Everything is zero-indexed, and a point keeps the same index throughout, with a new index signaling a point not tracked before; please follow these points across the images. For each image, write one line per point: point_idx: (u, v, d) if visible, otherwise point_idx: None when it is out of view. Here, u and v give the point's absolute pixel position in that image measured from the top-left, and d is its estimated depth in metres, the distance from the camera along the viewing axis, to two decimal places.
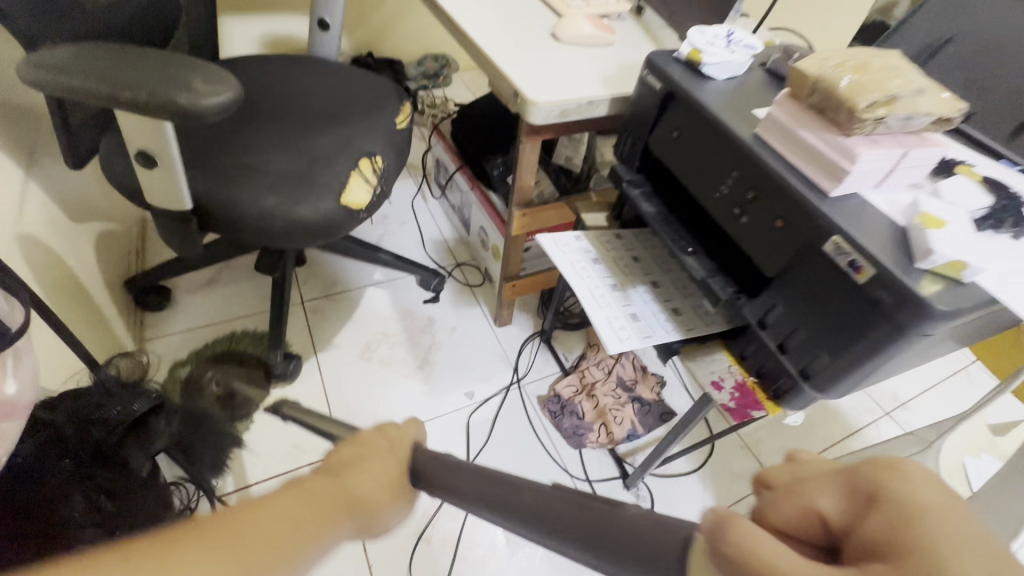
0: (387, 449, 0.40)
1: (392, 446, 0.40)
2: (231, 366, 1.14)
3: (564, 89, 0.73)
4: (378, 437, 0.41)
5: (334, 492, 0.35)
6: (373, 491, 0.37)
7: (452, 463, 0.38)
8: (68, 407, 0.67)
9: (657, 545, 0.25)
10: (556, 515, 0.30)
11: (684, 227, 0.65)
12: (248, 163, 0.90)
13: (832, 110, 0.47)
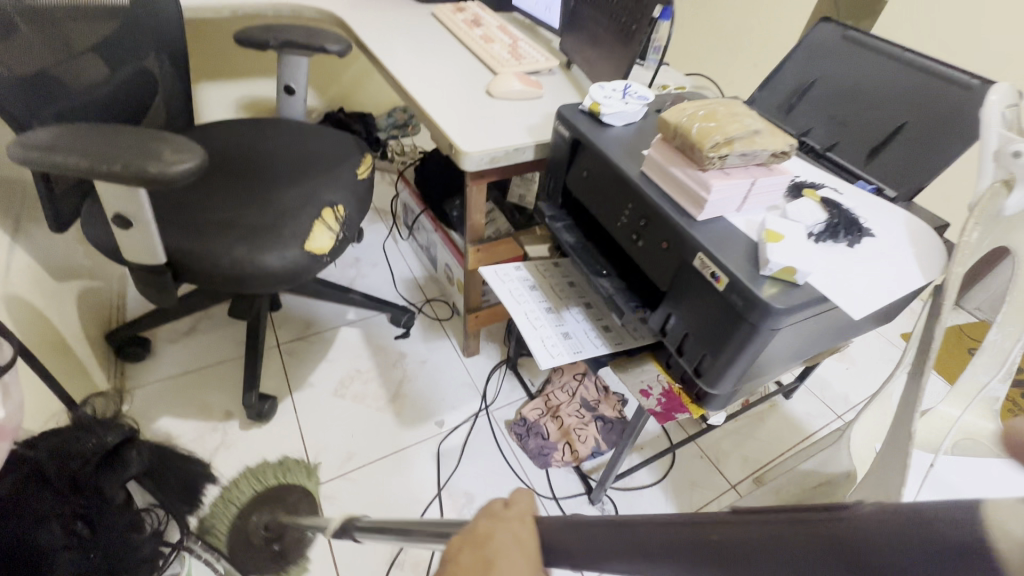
0: (510, 542, 0.33)
1: (511, 528, 0.34)
2: (274, 504, 1.08)
3: (493, 139, 0.84)
4: (502, 515, 0.36)
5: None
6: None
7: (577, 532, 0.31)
8: (51, 441, 0.75)
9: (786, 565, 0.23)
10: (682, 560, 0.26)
11: (600, 253, 0.74)
12: (220, 218, 0.99)
13: (690, 149, 0.56)
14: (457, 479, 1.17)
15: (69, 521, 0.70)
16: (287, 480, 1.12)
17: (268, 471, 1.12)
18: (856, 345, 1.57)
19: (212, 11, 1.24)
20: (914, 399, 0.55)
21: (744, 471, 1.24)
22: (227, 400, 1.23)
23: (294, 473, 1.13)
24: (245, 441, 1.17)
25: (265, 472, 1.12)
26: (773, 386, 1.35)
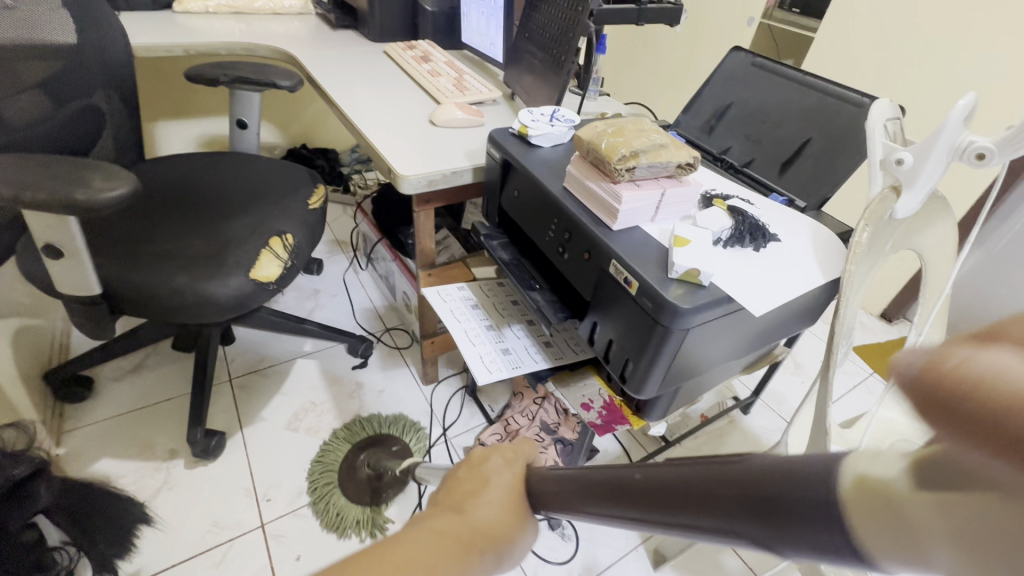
0: (503, 471, 0.36)
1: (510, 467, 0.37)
2: (380, 450, 1.21)
3: (431, 164, 0.86)
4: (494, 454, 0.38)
5: (467, 517, 0.33)
6: (491, 522, 0.34)
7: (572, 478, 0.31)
8: None
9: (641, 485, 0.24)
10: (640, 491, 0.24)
11: (534, 268, 0.76)
12: (161, 249, 0.98)
13: (602, 163, 0.60)
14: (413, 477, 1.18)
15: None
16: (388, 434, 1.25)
17: (375, 425, 1.26)
18: (810, 360, 1.61)
19: (165, 49, 1.27)
20: (824, 394, 0.57)
21: None
22: (171, 437, 1.18)
23: (392, 429, 1.26)
24: (190, 480, 1.12)
25: (368, 425, 1.27)
26: (731, 400, 1.37)
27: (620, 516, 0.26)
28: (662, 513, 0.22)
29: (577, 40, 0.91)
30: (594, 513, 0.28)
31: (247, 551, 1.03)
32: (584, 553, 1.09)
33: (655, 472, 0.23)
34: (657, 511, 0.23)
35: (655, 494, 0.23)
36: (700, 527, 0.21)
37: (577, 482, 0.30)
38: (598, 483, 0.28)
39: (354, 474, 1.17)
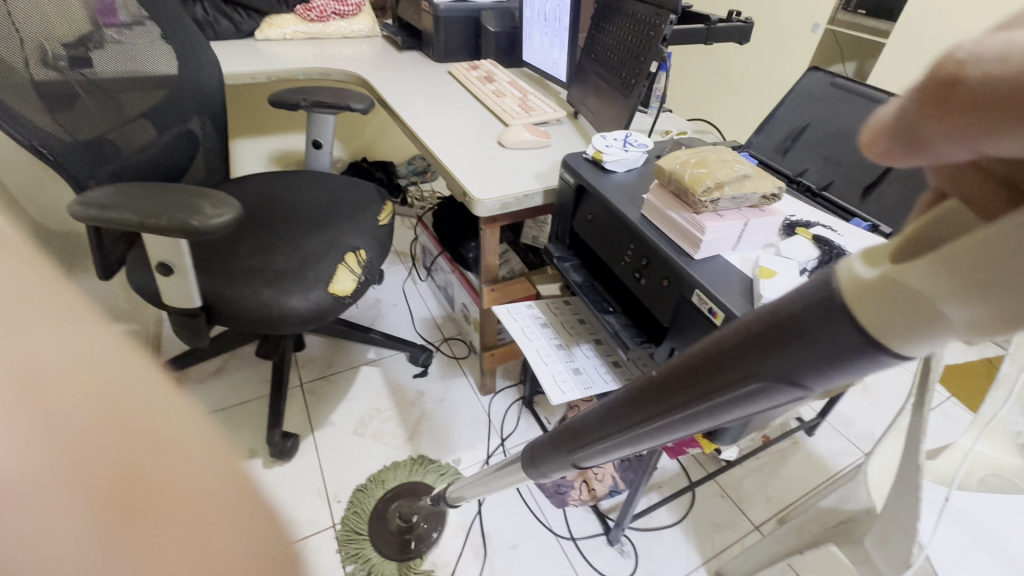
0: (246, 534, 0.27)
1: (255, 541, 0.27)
2: (410, 498, 1.16)
3: (504, 186, 0.90)
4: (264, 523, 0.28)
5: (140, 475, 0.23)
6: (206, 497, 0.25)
7: (602, 417, 0.34)
8: None
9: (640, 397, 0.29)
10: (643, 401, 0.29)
11: (606, 291, 0.78)
12: (250, 264, 1.06)
13: (685, 194, 0.61)
14: (448, 517, 1.15)
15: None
16: (415, 479, 1.21)
17: (402, 469, 1.23)
18: (880, 382, 1.53)
19: (250, 77, 1.37)
20: (918, 431, 0.56)
21: (768, 511, 1.21)
22: (251, 437, 1.27)
23: (421, 473, 1.22)
24: (268, 479, 1.19)
25: (398, 469, 1.23)
26: (793, 421, 1.34)
27: (634, 432, 0.31)
28: (722, 378, 0.23)
29: (648, 62, 0.92)
30: (657, 420, 0.28)
31: (322, 549, 1.09)
32: (643, 571, 1.09)
33: (700, 354, 0.24)
34: (680, 391, 0.26)
35: (677, 376, 0.26)
36: (774, 377, 0.21)
37: (603, 417, 0.33)
38: (653, 381, 0.28)
39: (385, 523, 1.12)
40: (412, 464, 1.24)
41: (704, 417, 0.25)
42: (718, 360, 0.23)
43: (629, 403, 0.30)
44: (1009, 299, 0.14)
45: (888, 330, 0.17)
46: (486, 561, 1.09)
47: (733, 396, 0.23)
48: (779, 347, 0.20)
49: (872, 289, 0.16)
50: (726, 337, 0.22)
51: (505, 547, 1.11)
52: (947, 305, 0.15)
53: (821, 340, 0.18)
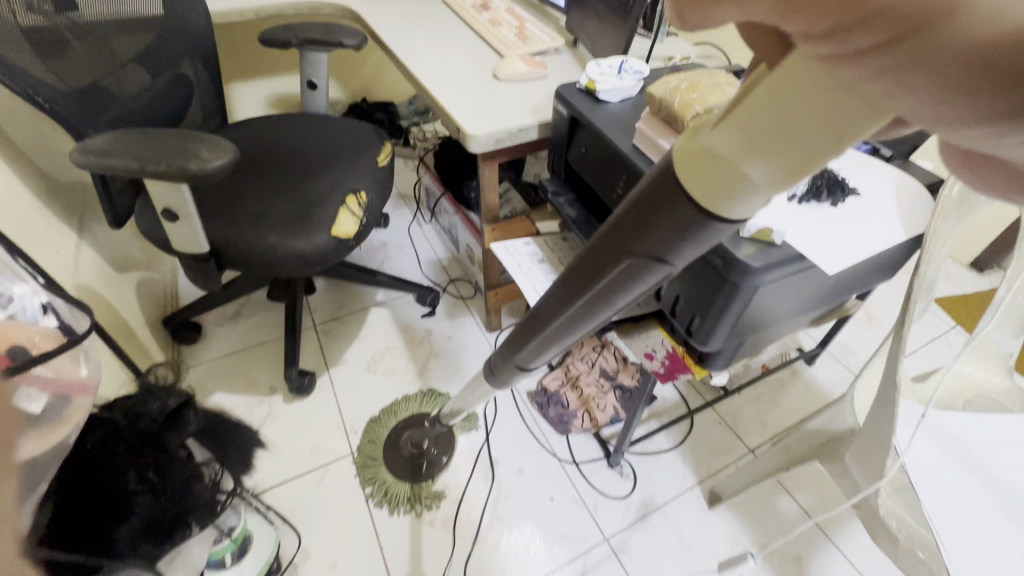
0: None
1: None
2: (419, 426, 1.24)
3: (498, 121, 0.88)
4: None
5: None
6: None
7: (543, 303, 0.42)
8: (124, 403, 0.86)
9: (571, 279, 0.37)
10: (573, 283, 0.37)
11: (600, 225, 0.78)
12: (254, 208, 1.08)
13: (675, 121, 0.60)
14: (458, 444, 1.23)
15: (143, 468, 0.78)
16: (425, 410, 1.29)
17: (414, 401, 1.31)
18: (885, 313, 1.54)
19: (238, 14, 1.32)
20: (896, 352, 0.58)
21: (763, 436, 1.26)
22: (270, 376, 1.34)
23: (431, 404, 1.31)
24: (289, 413, 1.28)
25: (411, 400, 1.31)
26: (793, 352, 1.36)
27: (567, 309, 0.40)
28: (624, 251, 0.31)
29: None
30: (584, 296, 0.37)
31: (342, 473, 1.18)
32: (641, 490, 1.17)
33: (609, 236, 0.32)
34: (597, 266, 0.34)
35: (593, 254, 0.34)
36: (656, 246, 0.30)
37: (545, 304, 0.42)
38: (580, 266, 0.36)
39: (397, 448, 1.21)
40: (421, 397, 1.33)
41: (615, 286, 0.35)
42: (624, 231, 0.31)
43: (563, 287, 0.38)
44: (781, 150, 0.22)
45: (711, 194, 0.25)
46: (495, 482, 1.17)
47: (634, 267, 0.32)
48: (655, 218, 0.29)
49: (702, 160, 0.25)
50: (624, 215, 0.30)
51: (511, 471, 1.19)
52: (748, 163, 0.23)
53: (678, 209, 0.27)
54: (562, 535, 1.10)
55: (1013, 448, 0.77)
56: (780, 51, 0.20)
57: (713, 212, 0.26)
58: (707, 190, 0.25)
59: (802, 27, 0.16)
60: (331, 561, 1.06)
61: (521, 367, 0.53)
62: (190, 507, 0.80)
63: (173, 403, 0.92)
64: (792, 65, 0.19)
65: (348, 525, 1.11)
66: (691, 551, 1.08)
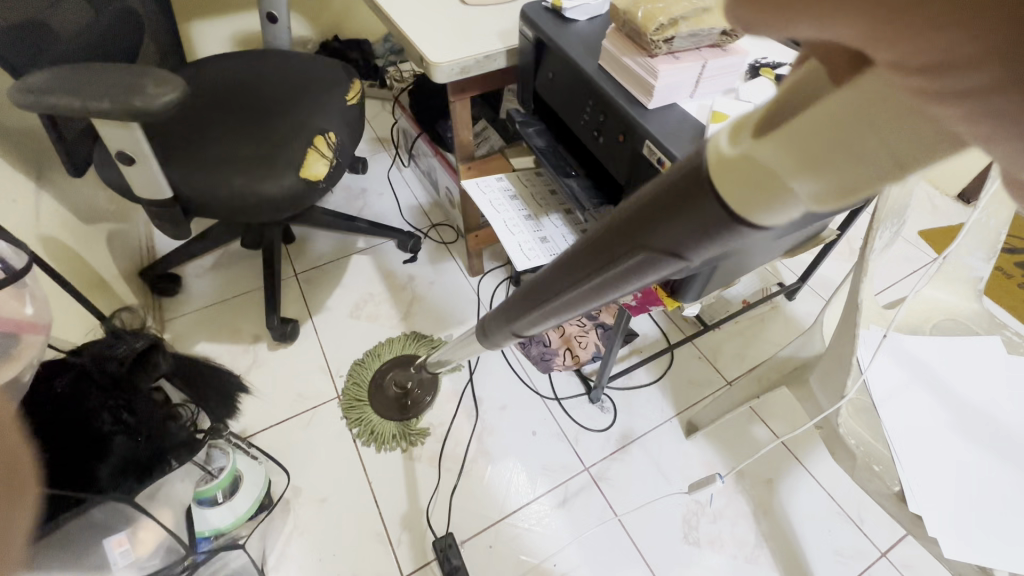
0: None
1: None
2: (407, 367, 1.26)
3: (464, 47, 0.83)
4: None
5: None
6: None
7: (541, 279, 0.37)
8: (91, 348, 0.86)
9: (572, 260, 0.32)
10: (575, 265, 0.32)
11: (570, 155, 0.75)
12: (217, 152, 1.04)
13: (639, 36, 0.56)
14: (442, 384, 1.26)
15: (118, 409, 0.82)
16: (409, 352, 1.30)
17: (397, 343, 1.32)
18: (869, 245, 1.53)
19: None
20: (861, 273, 0.58)
21: (741, 368, 1.29)
22: (253, 325, 1.35)
23: (415, 346, 1.31)
24: (274, 360, 1.29)
25: (393, 342, 1.32)
26: (775, 286, 1.37)
27: (564, 293, 0.34)
28: (627, 246, 0.26)
29: None
30: (585, 283, 0.31)
31: (330, 416, 1.21)
32: (621, 423, 1.20)
33: (618, 217, 0.26)
34: (602, 256, 0.28)
35: (596, 247, 0.28)
36: (665, 250, 0.24)
37: (542, 283, 0.37)
38: (583, 246, 0.30)
39: (382, 390, 1.23)
40: (407, 339, 1.33)
41: (619, 280, 0.29)
42: (628, 224, 0.25)
43: (565, 267, 0.33)
44: (840, 169, 0.17)
45: (743, 202, 0.19)
46: (479, 420, 1.20)
47: (642, 263, 0.26)
48: (669, 217, 0.22)
49: (734, 166, 0.19)
50: (634, 197, 0.25)
51: (495, 408, 1.22)
52: (792, 172, 0.18)
53: (698, 212, 0.21)
54: (545, 466, 1.14)
55: (975, 367, 0.78)
56: (848, 61, 0.15)
57: (740, 222, 0.20)
58: (737, 201, 0.19)
59: (897, 56, 0.13)
60: (321, 497, 1.10)
61: (518, 331, 0.50)
62: (164, 445, 0.85)
63: (141, 346, 0.92)
64: (865, 74, 0.15)
65: (337, 463, 1.14)
66: (668, 476, 1.12)
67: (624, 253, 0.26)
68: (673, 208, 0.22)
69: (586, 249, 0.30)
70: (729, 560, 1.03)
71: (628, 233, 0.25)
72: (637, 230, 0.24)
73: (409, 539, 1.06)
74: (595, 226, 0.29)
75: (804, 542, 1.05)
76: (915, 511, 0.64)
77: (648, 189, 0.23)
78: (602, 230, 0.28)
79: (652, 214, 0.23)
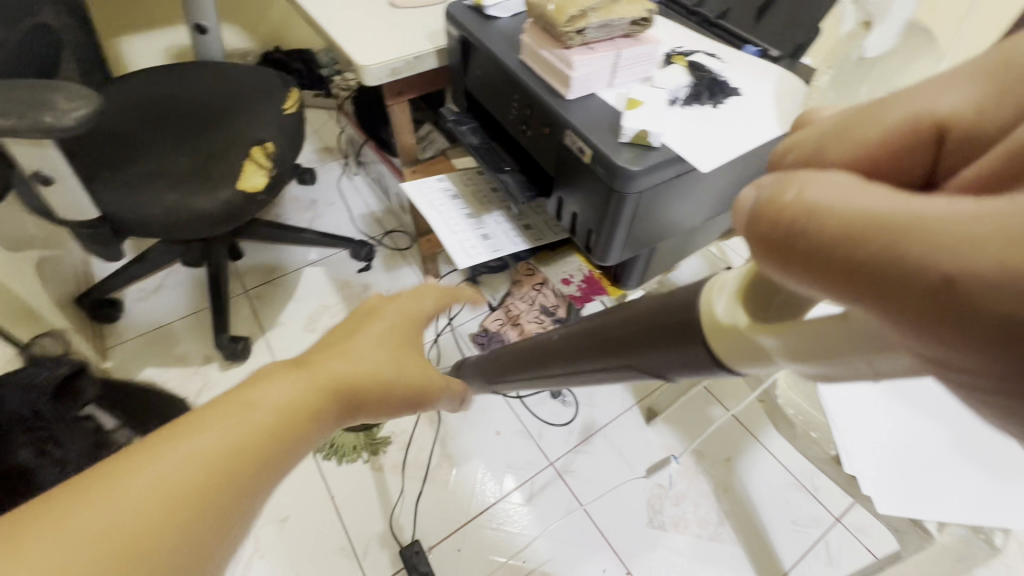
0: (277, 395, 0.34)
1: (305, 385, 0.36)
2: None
3: (393, 49, 0.83)
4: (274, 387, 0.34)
5: (323, 382, 0.36)
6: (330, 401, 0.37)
7: (566, 340, 0.47)
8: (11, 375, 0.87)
9: (593, 337, 0.42)
10: (597, 343, 0.41)
11: (503, 152, 0.76)
12: (148, 169, 1.01)
13: (551, 28, 0.57)
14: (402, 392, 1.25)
15: (40, 443, 0.78)
16: None
17: None
18: None
19: None
20: None
21: None
22: (202, 346, 1.30)
23: None
24: (226, 380, 1.25)
25: None
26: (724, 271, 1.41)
27: (585, 363, 0.44)
28: (641, 350, 0.36)
29: None
30: (598, 363, 0.42)
31: None
32: (583, 415, 1.21)
33: (635, 329, 0.36)
34: (618, 349, 0.39)
35: (609, 341, 0.40)
36: (665, 364, 0.34)
37: (566, 346, 0.47)
38: (600, 339, 0.41)
39: None
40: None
41: (628, 366, 0.40)
42: (653, 330, 0.34)
43: (586, 343, 0.43)
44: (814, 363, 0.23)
45: (734, 359, 0.28)
46: (442, 424, 1.19)
47: (648, 366, 0.37)
48: (672, 344, 0.32)
49: (724, 332, 0.27)
50: (658, 310, 0.34)
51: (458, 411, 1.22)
52: (767, 339, 0.25)
53: (689, 351, 0.31)
54: (509, 464, 1.14)
55: None
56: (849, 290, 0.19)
57: (723, 366, 0.29)
58: (734, 347, 0.27)
59: (925, 339, 0.14)
60: (282, 516, 1.07)
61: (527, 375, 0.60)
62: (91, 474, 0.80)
63: (66, 371, 0.85)
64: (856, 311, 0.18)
65: (296, 481, 1.11)
66: (631, 463, 1.14)
67: (638, 355, 0.37)
68: (687, 335, 0.30)
69: (602, 343, 0.40)
70: (693, 540, 1.05)
71: (647, 337, 0.35)
72: (654, 341, 0.34)
73: (375, 551, 1.04)
74: (619, 318, 0.39)
75: (763, 516, 1.08)
76: (852, 473, 0.67)
77: (657, 312, 0.34)
78: (629, 327, 0.37)
79: (672, 334, 0.32)
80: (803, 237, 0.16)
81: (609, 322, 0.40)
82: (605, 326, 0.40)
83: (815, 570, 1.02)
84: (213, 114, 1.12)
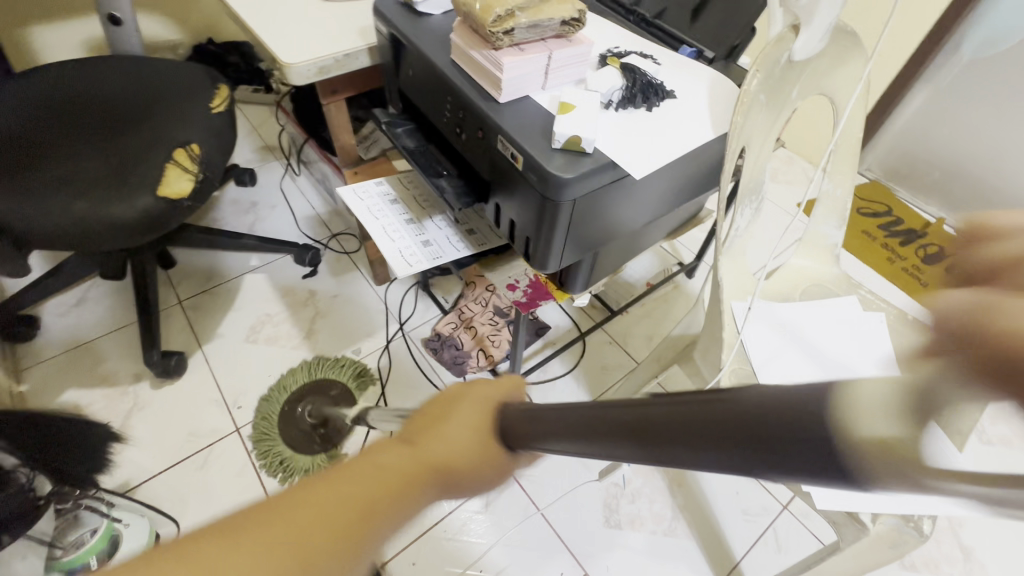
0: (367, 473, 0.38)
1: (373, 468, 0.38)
2: (319, 396, 1.20)
3: (321, 45, 0.78)
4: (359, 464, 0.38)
5: (367, 470, 0.38)
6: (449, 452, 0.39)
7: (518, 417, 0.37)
8: None
9: (534, 427, 0.35)
10: (560, 429, 0.32)
11: (440, 155, 0.73)
12: (54, 175, 0.92)
13: (479, 28, 0.55)
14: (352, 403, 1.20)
15: None
16: (319, 378, 1.22)
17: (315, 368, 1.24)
18: None
19: None
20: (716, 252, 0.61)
21: (650, 348, 1.34)
22: (131, 363, 1.21)
23: (326, 370, 1.24)
24: (159, 399, 1.17)
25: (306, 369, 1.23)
26: (674, 266, 1.43)
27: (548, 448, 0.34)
28: (638, 448, 0.25)
29: None
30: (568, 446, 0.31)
31: (228, 452, 1.11)
32: None
33: (625, 419, 0.26)
34: (597, 435, 0.28)
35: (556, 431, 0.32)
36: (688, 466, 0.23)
37: (521, 421, 0.36)
38: (572, 421, 0.31)
39: (296, 421, 1.16)
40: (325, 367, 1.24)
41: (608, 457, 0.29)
42: (643, 430, 0.24)
43: (545, 420, 0.33)
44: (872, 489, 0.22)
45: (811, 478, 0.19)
46: None
47: (649, 461, 0.25)
48: (684, 446, 0.22)
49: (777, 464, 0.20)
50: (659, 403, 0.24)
51: None
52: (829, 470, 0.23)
53: (727, 459, 0.21)
54: None
55: (838, 327, 0.86)
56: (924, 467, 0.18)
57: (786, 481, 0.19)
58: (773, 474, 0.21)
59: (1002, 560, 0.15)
60: None
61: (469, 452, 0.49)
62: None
63: None
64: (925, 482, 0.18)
65: (239, 502, 1.06)
66: (587, 463, 1.14)
67: (619, 453, 0.27)
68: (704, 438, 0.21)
69: (558, 433, 0.32)
70: (648, 537, 1.06)
71: (644, 438, 0.25)
72: (648, 443, 0.24)
73: None
74: (591, 406, 0.29)
75: (715, 507, 1.11)
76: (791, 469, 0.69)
77: (662, 406, 0.23)
78: (592, 422, 0.29)
79: (676, 440, 0.23)
80: (821, 424, 0.17)
81: (547, 413, 0.34)
82: (547, 417, 0.33)
83: (765, 558, 1.05)
84: (130, 112, 1.03)
